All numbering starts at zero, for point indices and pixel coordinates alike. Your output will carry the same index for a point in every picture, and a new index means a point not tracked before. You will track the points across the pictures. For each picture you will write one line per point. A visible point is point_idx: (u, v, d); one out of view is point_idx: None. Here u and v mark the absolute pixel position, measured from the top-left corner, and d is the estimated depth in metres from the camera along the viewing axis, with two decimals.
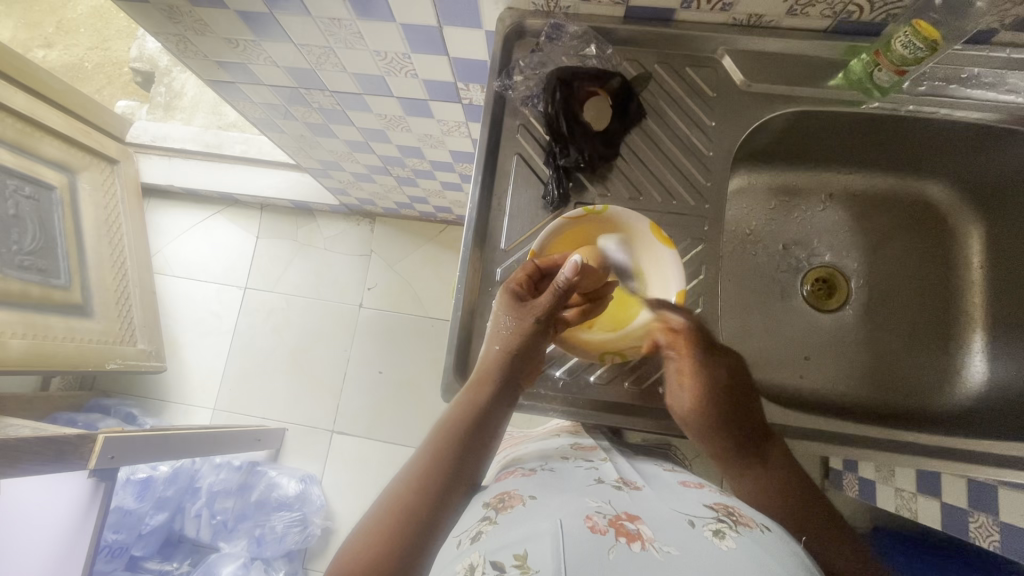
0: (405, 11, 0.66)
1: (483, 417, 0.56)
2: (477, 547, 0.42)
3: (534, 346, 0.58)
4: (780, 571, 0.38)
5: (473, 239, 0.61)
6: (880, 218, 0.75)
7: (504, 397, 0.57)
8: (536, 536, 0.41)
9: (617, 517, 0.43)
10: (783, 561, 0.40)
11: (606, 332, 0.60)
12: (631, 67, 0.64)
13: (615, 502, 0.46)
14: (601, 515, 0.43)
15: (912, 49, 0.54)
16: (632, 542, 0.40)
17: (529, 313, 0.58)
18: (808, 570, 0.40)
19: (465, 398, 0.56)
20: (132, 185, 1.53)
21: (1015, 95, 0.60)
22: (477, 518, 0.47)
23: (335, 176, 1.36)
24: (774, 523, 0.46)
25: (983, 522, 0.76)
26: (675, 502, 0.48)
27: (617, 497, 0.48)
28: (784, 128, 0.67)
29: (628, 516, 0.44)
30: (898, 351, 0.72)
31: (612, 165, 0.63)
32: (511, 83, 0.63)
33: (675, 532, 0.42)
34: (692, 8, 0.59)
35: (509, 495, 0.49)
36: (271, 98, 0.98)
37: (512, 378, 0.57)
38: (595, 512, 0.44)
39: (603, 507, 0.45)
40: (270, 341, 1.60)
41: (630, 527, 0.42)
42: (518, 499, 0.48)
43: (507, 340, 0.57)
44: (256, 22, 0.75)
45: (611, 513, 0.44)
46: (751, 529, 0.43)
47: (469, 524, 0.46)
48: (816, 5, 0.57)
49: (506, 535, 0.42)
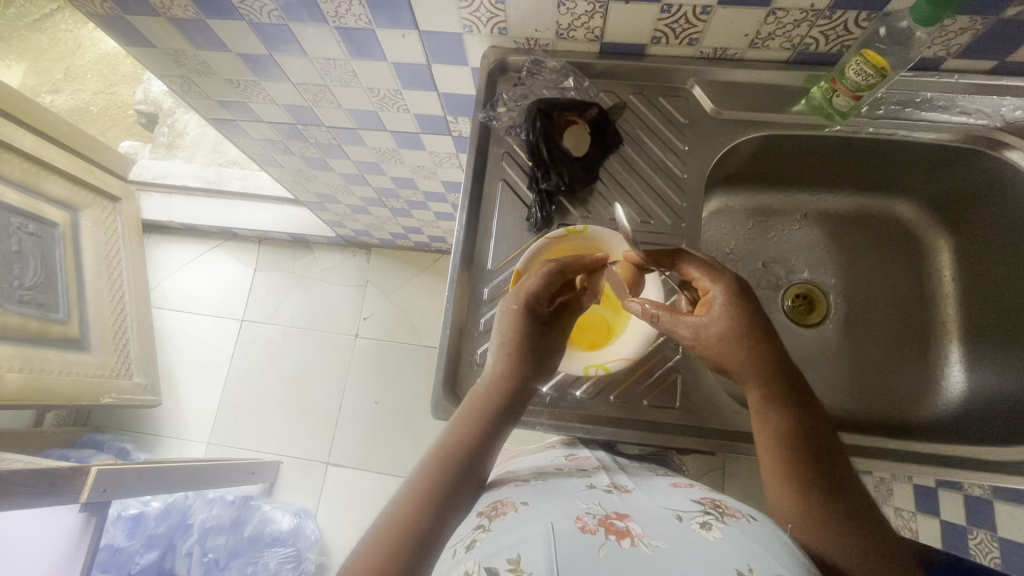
0: (397, 50, 0.71)
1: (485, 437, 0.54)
2: (472, 554, 0.43)
3: (537, 367, 0.57)
4: (767, 558, 0.40)
5: (460, 262, 0.63)
6: (854, 233, 0.78)
7: (509, 416, 0.56)
8: (528, 540, 0.42)
9: (606, 516, 0.45)
10: (771, 550, 0.42)
11: (590, 350, 0.61)
12: (607, 98, 0.68)
13: (604, 503, 0.48)
14: (591, 516, 0.45)
15: (864, 76, 0.58)
16: (622, 539, 0.42)
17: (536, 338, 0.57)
18: (795, 556, 0.42)
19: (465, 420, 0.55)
20: (133, 221, 1.56)
21: (967, 116, 0.64)
22: (471, 527, 0.47)
23: (332, 209, 1.40)
24: (759, 511, 0.47)
25: (983, 539, 0.81)
26: (663, 500, 0.50)
27: (606, 498, 0.49)
28: (755, 151, 0.70)
29: (617, 515, 0.45)
30: (880, 362, 0.74)
31: (592, 189, 0.66)
32: (496, 114, 0.67)
33: (664, 528, 0.43)
34: (661, 43, 0.64)
35: (502, 503, 0.50)
36: (270, 133, 1.03)
37: (515, 396, 0.56)
38: (585, 513, 0.45)
39: (593, 508, 0.47)
40: (266, 373, 1.61)
41: (619, 525, 0.44)
42: (510, 506, 0.49)
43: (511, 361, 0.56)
44: (257, 64, 0.80)
45: (601, 513, 0.45)
46: (737, 519, 0.45)
47: (464, 533, 0.47)
48: (775, 39, 0.62)
49: (499, 541, 0.43)
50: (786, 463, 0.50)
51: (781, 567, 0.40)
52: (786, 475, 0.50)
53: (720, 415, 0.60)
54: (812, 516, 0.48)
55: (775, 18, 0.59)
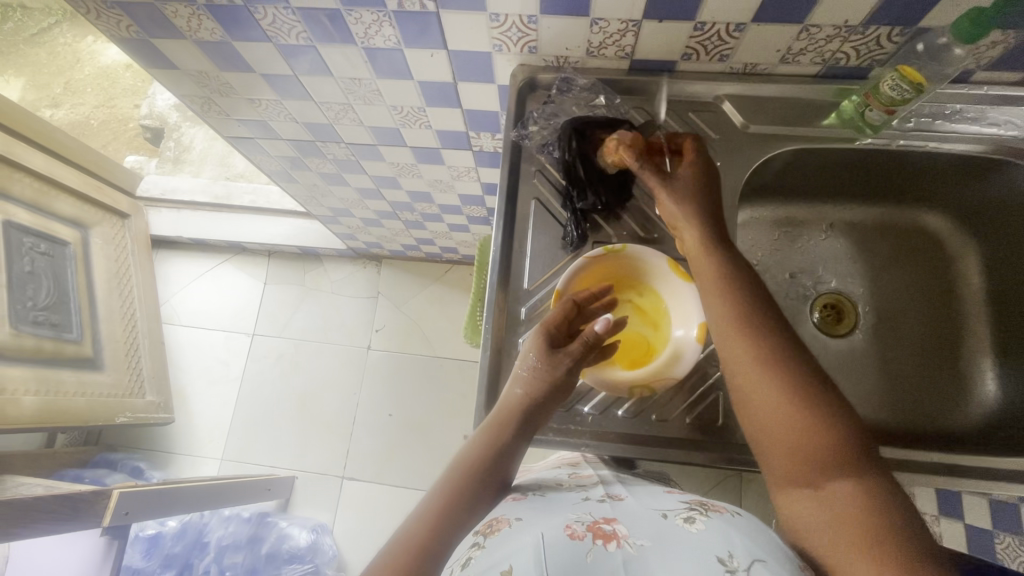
0: (424, 69, 0.71)
1: (501, 459, 0.54)
2: (468, 569, 0.43)
3: (556, 393, 0.56)
4: (751, 550, 0.41)
5: (497, 281, 0.63)
6: (881, 243, 0.78)
7: (524, 441, 0.56)
8: (519, 551, 0.42)
9: (595, 521, 0.46)
10: (756, 542, 0.43)
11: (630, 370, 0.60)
12: (638, 115, 0.68)
13: (594, 511, 0.48)
14: (579, 522, 0.46)
15: (899, 91, 0.58)
16: (608, 543, 0.43)
17: (558, 358, 0.56)
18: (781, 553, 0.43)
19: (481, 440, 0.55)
20: (142, 237, 1.55)
21: (996, 128, 0.64)
22: (467, 545, 0.47)
23: (344, 222, 1.40)
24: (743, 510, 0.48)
25: (1011, 543, 0.82)
26: (652, 503, 0.51)
27: (598, 507, 0.49)
28: (784, 165, 0.71)
29: (604, 519, 0.46)
30: (910, 372, 0.74)
31: (627, 206, 0.66)
32: (527, 132, 0.67)
33: (650, 528, 0.45)
34: (693, 59, 0.65)
35: (497, 519, 0.49)
36: (286, 150, 1.02)
37: (532, 421, 0.56)
38: (574, 521, 0.46)
39: (582, 516, 0.47)
40: (278, 387, 1.60)
41: (606, 528, 0.45)
42: (505, 522, 0.48)
43: (529, 382, 0.56)
44: (279, 84, 0.80)
45: (589, 519, 0.46)
46: (721, 513, 0.46)
47: (460, 550, 0.47)
48: (806, 54, 0.62)
49: (493, 554, 0.43)
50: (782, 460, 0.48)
51: (764, 557, 0.41)
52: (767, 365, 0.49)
53: None
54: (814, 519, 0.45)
55: (807, 35, 0.59)
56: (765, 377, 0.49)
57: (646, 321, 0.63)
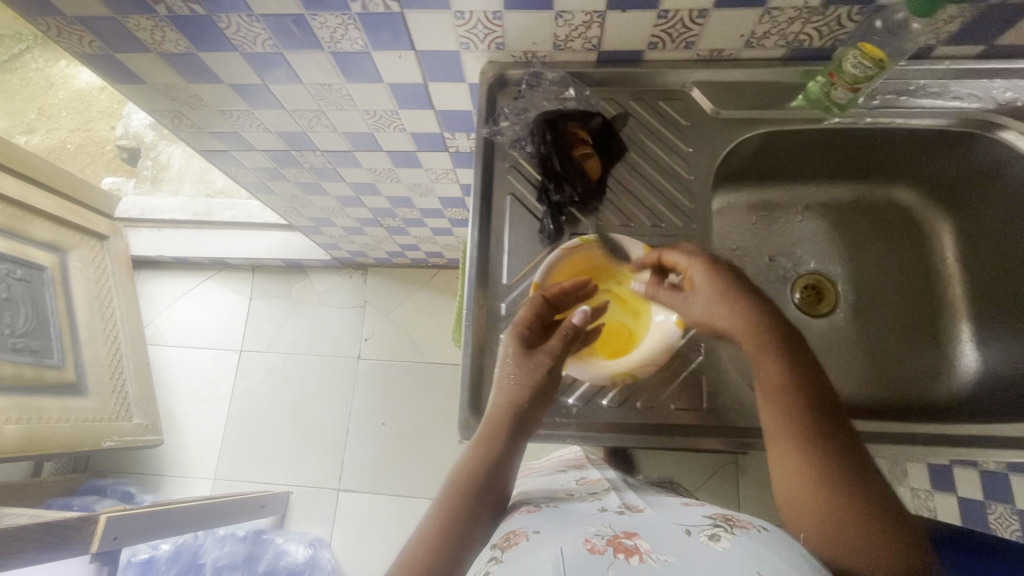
0: (394, 71, 0.71)
1: (495, 467, 0.57)
2: None
3: (538, 393, 0.57)
4: (778, 563, 0.40)
5: (475, 277, 0.63)
6: (858, 221, 0.79)
7: (515, 442, 0.57)
8: (538, 567, 0.42)
9: (614, 536, 0.45)
10: (782, 554, 0.41)
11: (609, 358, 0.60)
12: (609, 105, 0.68)
13: (614, 524, 0.48)
14: (599, 537, 0.45)
15: (862, 69, 0.59)
16: (630, 557, 0.42)
17: (537, 359, 0.57)
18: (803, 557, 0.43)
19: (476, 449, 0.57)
20: (123, 258, 1.53)
21: (960, 101, 0.65)
22: (484, 560, 0.48)
23: (326, 232, 1.39)
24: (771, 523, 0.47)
25: (1002, 513, 0.83)
26: (675, 516, 0.50)
27: (617, 519, 0.49)
28: (756, 148, 0.71)
29: (625, 533, 0.45)
30: (892, 347, 0.74)
31: (602, 198, 0.65)
32: (499, 128, 0.67)
33: (672, 541, 0.44)
34: (658, 48, 0.65)
35: (514, 533, 0.49)
36: (262, 161, 1.01)
37: (520, 424, 0.57)
38: (593, 535, 0.45)
39: (602, 530, 0.47)
40: (269, 402, 1.58)
41: (628, 543, 0.44)
42: (522, 536, 0.48)
43: (512, 391, 0.57)
44: (250, 94, 0.80)
45: (609, 534, 0.45)
46: (747, 529, 0.45)
47: (478, 567, 0.47)
48: (769, 37, 0.63)
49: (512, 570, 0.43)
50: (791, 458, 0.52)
51: (791, 567, 0.40)
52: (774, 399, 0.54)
53: (748, 412, 0.60)
54: (819, 514, 0.48)
55: (770, 18, 0.60)
56: (777, 379, 0.54)
57: (626, 310, 0.63)
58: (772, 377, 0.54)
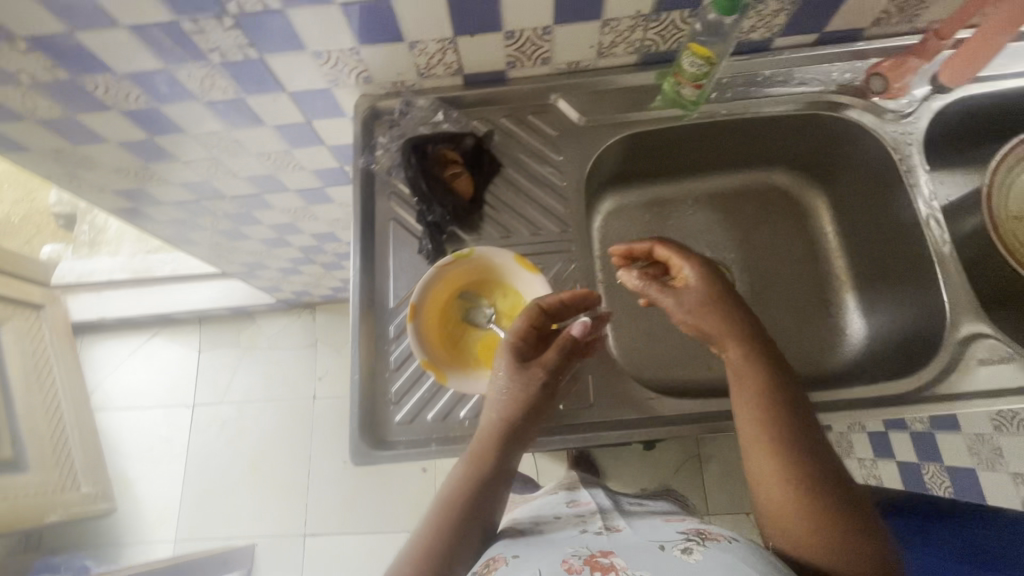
0: (274, 113, 0.73)
1: (486, 485, 0.55)
2: None
3: (532, 408, 0.56)
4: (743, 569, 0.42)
5: (360, 304, 0.64)
6: (745, 207, 0.82)
7: (510, 458, 0.56)
8: None
9: (592, 555, 0.47)
10: (747, 562, 0.44)
11: (493, 369, 0.60)
12: (481, 125, 0.71)
13: (591, 544, 0.50)
14: (576, 558, 0.47)
15: (697, 67, 0.62)
16: (606, 574, 0.44)
17: (531, 372, 0.56)
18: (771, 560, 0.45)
19: (467, 466, 0.55)
20: (61, 326, 1.51)
21: (804, 87, 0.70)
22: None
23: (263, 276, 1.39)
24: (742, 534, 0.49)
25: (934, 472, 0.91)
26: (651, 533, 0.52)
27: (594, 540, 0.51)
28: (629, 149, 0.74)
29: (602, 552, 0.48)
30: (789, 324, 0.77)
31: (481, 213, 0.67)
32: (375, 158, 0.69)
33: (645, 557, 0.46)
34: (518, 66, 0.68)
35: (494, 559, 0.51)
36: (176, 214, 1.02)
37: (513, 443, 0.56)
38: (571, 555, 0.48)
39: (579, 550, 0.49)
40: (226, 454, 1.55)
41: (604, 561, 0.46)
42: (502, 561, 0.50)
43: (505, 406, 0.55)
44: (142, 150, 0.80)
45: (586, 554, 0.48)
46: (718, 542, 0.47)
47: None
48: (618, 46, 0.66)
49: None
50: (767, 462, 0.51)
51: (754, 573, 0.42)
52: (779, 416, 0.52)
53: (637, 406, 0.62)
54: (796, 532, 0.49)
55: (610, 28, 0.63)
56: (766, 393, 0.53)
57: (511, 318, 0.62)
58: (772, 398, 0.53)
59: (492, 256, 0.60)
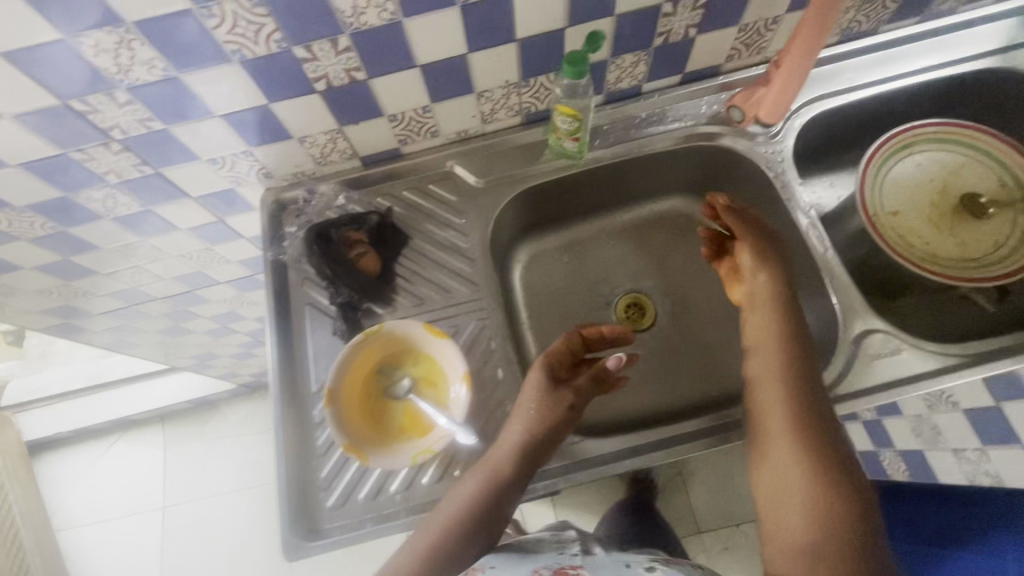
0: (185, 217, 0.75)
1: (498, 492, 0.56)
2: None
3: (556, 426, 0.60)
4: None
5: (282, 394, 0.65)
6: (656, 235, 0.86)
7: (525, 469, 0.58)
8: None
9: (562, 568, 0.54)
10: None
11: (416, 437, 0.60)
12: (384, 200, 0.74)
13: (563, 558, 0.57)
14: (547, 569, 0.54)
15: (568, 124, 0.66)
16: None
17: (558, 394, 0.61)
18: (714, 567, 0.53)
19: (482, 471, 0.57)
20: (13, 449, 1.45)
21: (678, 123, 0.75)
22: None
23: (218, 364, 1.37)
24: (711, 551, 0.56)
25: (892, 459, 0.98)
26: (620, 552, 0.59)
27: (569, 554, 0.58)
28: (531, 202, 0.78)
29: (571, 566, 0.55)
30: (711, 342, 0.80)
31: (392, 285, 0.69)
32: (284, 248, 0.71)
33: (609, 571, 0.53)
34: (410, 142, 0.72)
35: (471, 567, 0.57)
36: (111, 321, 1.01)
37: (529, 457, 0.58)
38: (542, 567, 0.54)
39: (551, 562, 0.56)
40: (203, 554, 1.49)
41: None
42: (478, 570, 0.56)
43: (529, 420, 0.59)
44: (60, 270, 0.81)
45: (556, 566, 0.55)
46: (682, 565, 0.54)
47: None
48: (499, 111, 0.71)
49: None
50: (783, 423, 0.54)
51: None
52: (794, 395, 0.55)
53: (560, 451, 0.64)
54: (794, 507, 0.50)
55: (486, 98, 0.68)
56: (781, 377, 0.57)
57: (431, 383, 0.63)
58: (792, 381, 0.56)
59: (403, 327, 0.62)
